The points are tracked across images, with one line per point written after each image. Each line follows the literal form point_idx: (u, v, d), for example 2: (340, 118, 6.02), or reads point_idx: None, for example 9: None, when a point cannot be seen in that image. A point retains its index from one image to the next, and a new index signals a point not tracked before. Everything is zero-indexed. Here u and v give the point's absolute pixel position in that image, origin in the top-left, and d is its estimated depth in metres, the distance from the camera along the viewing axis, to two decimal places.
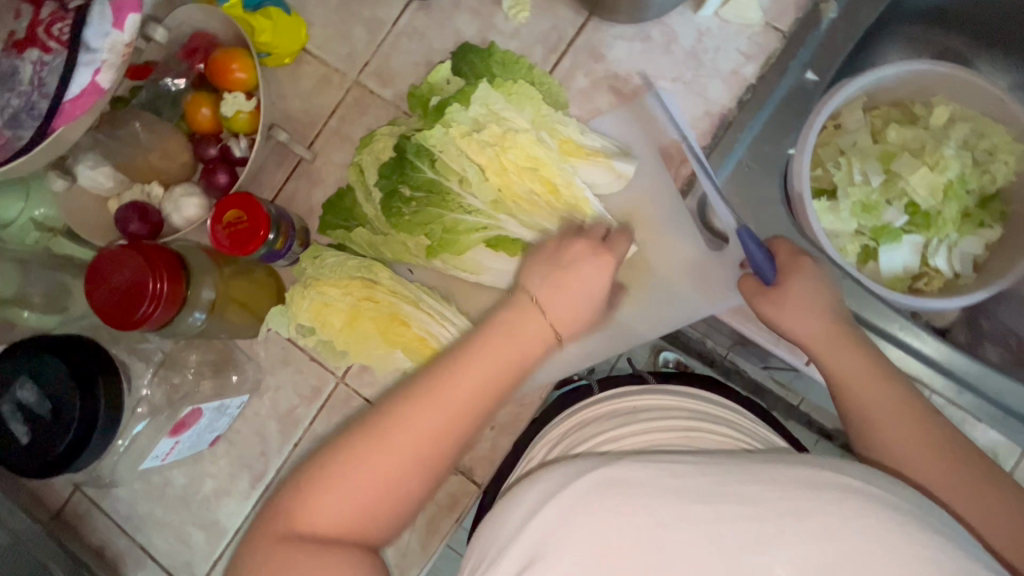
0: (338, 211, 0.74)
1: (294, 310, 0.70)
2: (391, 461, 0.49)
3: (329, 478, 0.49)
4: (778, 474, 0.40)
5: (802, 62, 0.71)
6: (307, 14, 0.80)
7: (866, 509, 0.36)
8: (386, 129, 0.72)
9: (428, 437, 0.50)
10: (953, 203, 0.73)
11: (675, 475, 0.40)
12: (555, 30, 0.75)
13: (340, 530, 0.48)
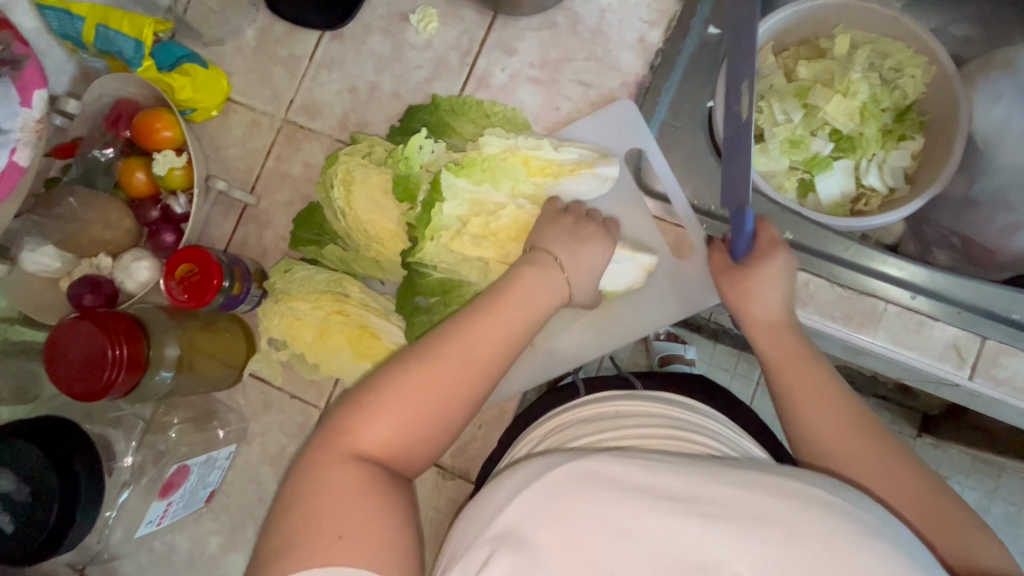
0: (310, 225, 0.75)
1: (267, 322, 0.74)
2: (431, 392, 0.53)
3: (383, 404, 0.52)
4: (748, 479, 0.40)
5: (702, 19, 0.74)
6: (225, 64, 0.82)
7: (828, 517, 0.36)
8: (350, 151, 0.73)
9: (462, 378, 0.54)
10: (871, 123, 0.77)
11: (649, 469, 0.40)
12: (465, 34, 0.77)
13: (388, 451, 0.52)
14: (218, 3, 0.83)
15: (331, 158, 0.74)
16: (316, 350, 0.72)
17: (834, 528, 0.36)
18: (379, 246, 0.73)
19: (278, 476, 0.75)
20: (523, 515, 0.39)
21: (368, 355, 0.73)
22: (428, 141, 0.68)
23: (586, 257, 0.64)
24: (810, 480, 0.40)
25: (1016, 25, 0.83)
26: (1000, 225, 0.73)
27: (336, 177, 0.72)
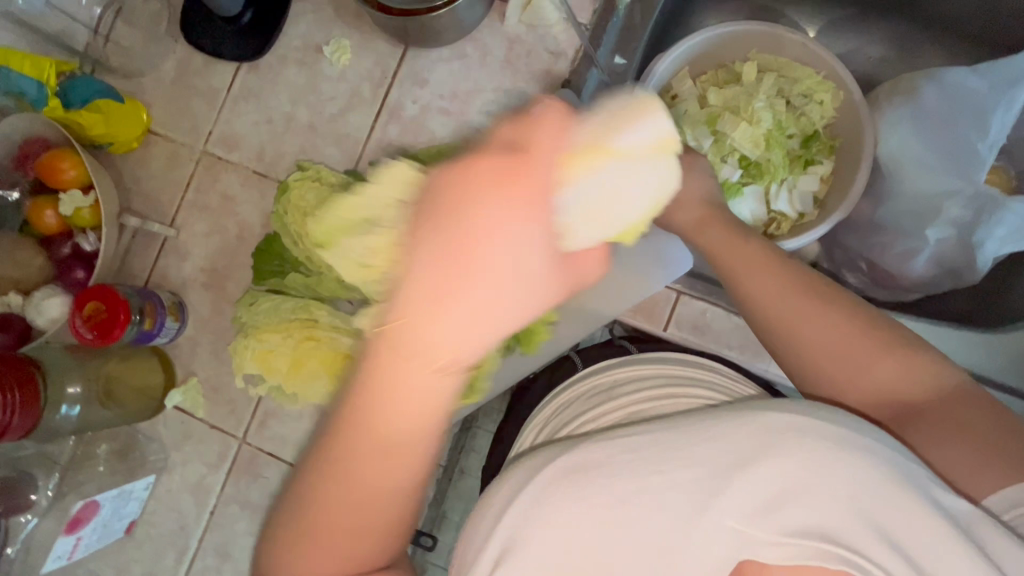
0: (270, 258, 0.75)
1: (240, 360, 0.70)
2: (364, 489, 0.36)
3: (298, 498, 0.37)
4: (724, 430, 0.42)
5: (608, 49, 0.75)
6: (144, 96, 0.82)
7: (815, 443, 0.39)
8: (298, 179, 0.70)
9: (409, 432, 0.35)
10: (777, 149, 0.78)
11: (630, 451, 0.43)
12: (378, 66, 0.78)
13: (331, 538, 0.40)
14: (137, 35, 0.83)
15: (284, 184, 0.73)
16: (293, 380, 0.69)
17: (817, 452, 0.39)
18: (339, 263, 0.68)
19: (198, 504, 0.76)
20: (521, 524, 0.42)
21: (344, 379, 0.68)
22: None
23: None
24: (784, 407, 0.42)
25: (929, 46, 0.84)
26: (897, 250, 0.72)
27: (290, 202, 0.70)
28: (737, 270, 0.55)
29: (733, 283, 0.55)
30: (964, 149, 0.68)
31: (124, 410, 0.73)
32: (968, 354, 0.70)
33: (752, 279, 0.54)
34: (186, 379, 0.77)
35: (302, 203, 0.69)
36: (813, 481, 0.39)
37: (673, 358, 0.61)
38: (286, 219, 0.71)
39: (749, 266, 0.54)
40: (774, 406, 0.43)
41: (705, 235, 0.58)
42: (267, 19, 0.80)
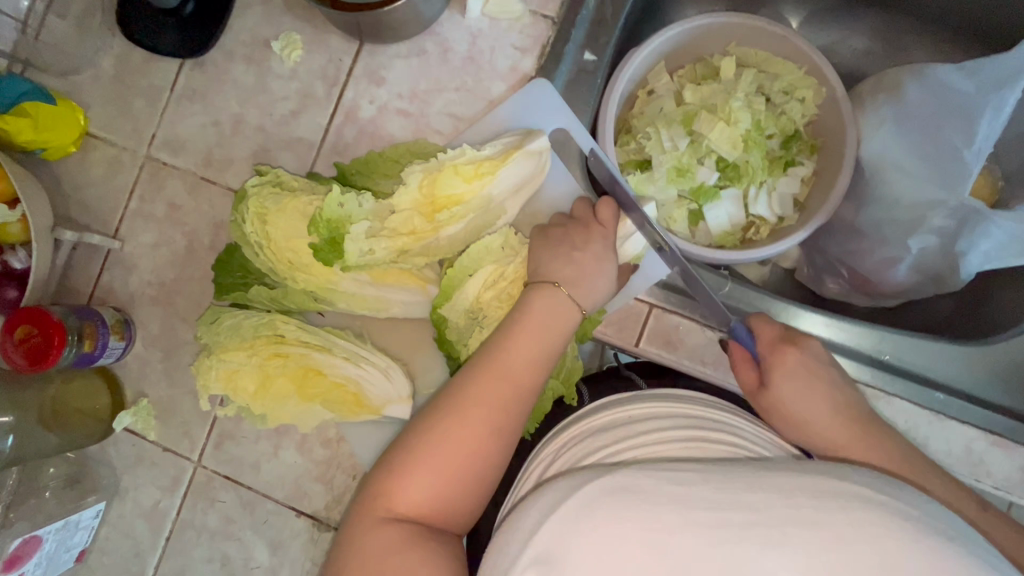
0: (230, 271, 0.69)
1: (204, 380, 0.65)
2: (453, 451, 0.51)
3: (424, 457, 0.51)
4: (786, 481, 0.37)
5: (577, 44, 0.70)
6: (80, 95, 0.76)
7: (891, 520, 0.33)
8: (257, 188, 0.66)
9: (502, 406, 0.53)
10: (755, 151, 0.74)
11: (677, 482, 0.38)
12: (331, 63, 0.73)
13: (428, 510, 0.50)
14: (69, 28, 0.77)
15: (242, 192, 0.67)
16: (261, 400, 0.66)
17: (888, 527, 0.33)
18: (307, 276, 0.66)
19: (154, 530, 0.73)
20: (555, 544, 0.37)
21: (316, 396, 0.67)
22: (348, 197, 0.61)
23: (586, 261, 0.61)
24: (848, 477, 0.38)
25: (915, 38, 0.80)
26: (876, 258, 0.69)
27: (248, 211, 0.65)
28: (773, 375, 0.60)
29: (786, 416, 0.59)
30: (947, 155, 0.64)
31: (70, 436, 0.70)
32: (944, 367, 0.66)
33: (784, 382, 0.59)
34: (137, 403, 0.72)
35: (263, 216, 0.65)
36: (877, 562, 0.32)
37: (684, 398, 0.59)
38: (245, 228, 0.66)
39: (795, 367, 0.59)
40: (836, 471, 0.38)
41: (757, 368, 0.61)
42: (210, 10, 0.74)
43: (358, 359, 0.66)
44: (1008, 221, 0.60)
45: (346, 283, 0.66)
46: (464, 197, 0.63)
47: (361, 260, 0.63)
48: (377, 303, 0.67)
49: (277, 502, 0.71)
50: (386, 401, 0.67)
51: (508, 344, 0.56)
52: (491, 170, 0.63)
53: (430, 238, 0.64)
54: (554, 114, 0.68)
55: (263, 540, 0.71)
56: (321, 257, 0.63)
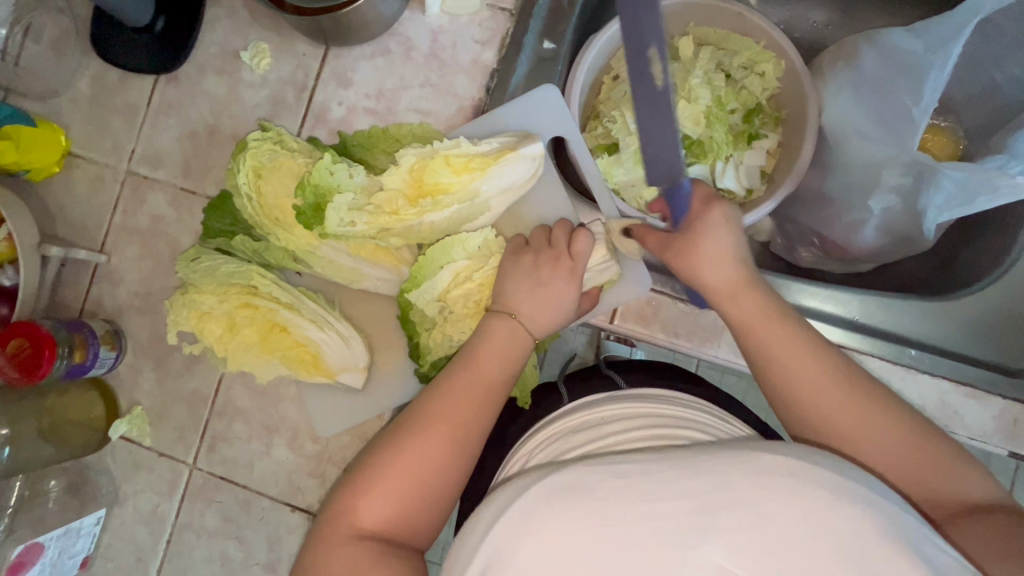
0: (223, 214, 0.71)
1: (175, 317, 0.68)
2: (418, 469, 0.53)
3: (390, 477, 0.52)
4: (721, 464, 0.40)
5: (535, 34, 0.72)
6: (62, 117, 0.78)
7: (812, 496, 0.36)
8: (259, 142, 0.67)
9: (465, 425, 0.55)
10: (719, 126, 0.75)
11: (624, 475, 0.40)
12: (299, 68, 0.75)
13: (391, 526, 0.52)
14: (46, 53, 0.79)
15: (242, 143, 0.68)
16: (225, 344, 0.68)
17: (806, 500, 0.36)
18: (287, 233, 0.67)
19: (154, 534, 0.74)
20: (504, 544, 0.39)
21: (276, 350, 0.69)
22: (340, 166, 0.64)
23: (552, 289, 0.62)
24: (782, 451, 0.40)
25: (872, 6, 0.81)
26: (844, 223, 0.70)
27: (244, 164, 0.66)
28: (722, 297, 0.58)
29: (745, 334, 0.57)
30: (897, 117, 0.66)
31: (67, 447, 0.72)
32: (909, 321, 0.67)
33: (744, 306, 0.57)
34: (133, 412, 0.75)
35: (255, 176, 0.66)
36: (797, 529, 0.36)
37: (658, 396, 0.61)
38: (239, 179, 0.67)
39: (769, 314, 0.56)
40: (770, 450, 0.41)
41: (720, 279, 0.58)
42: (180, 26, 0.76)
43: (322, 322, 0.69)
44: (958, 172, 0.61)
45: (325, 249, 0.68)
46: (450, 187, 0.65)
47: (340, 230, 0.65)
48: (352, 273, 0.69)
49: (272, 499, 0.72)
50: (342, 367, 0.70)
51: (469, 363, 0.58)
52: (481, 166, 0.65)
53: (412, 222, 0.66)
54: (555, 119, 0.70)
55: (260, 537, 0.72)
56: (302, 219, 0.65)
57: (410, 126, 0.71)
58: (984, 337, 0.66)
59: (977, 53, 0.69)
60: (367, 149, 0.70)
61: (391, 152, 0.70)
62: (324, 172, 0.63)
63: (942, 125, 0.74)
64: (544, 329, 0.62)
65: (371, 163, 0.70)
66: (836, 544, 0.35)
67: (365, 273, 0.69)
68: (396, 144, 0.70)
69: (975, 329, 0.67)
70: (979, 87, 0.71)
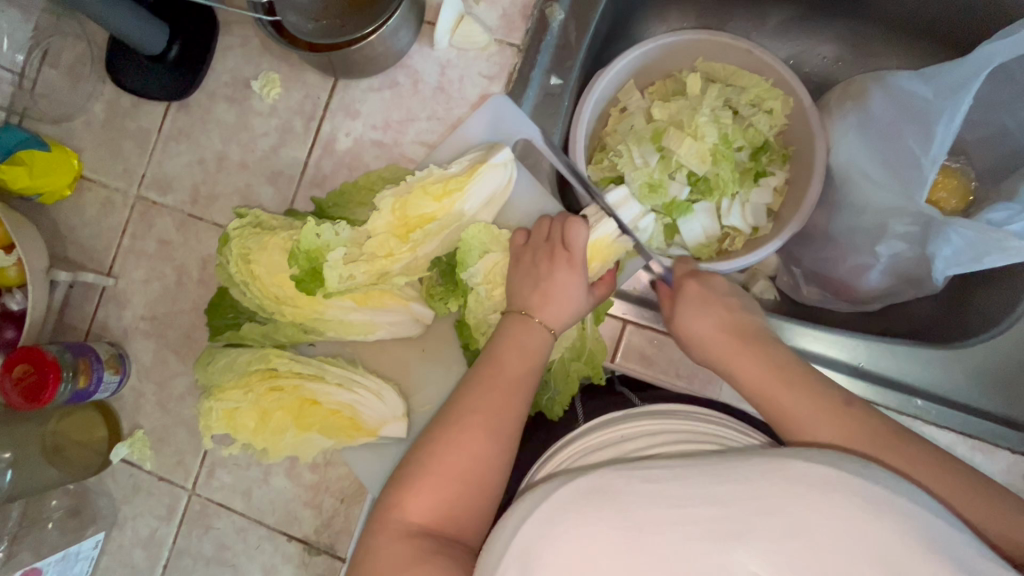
0: (222, 312, 0.72)
1: (205, 422, 0.67)
2: (460, 463, 0.51)
3: (431, 473, 0.50)
4: (750, 469, 0.39)
5: (543, 69, 0.72)
6: (75, 141, 0.80)
7: (849, 504, 0.37)
8: (237, 228, 0.68)
9: (500, 411, 0.53)
10: (725, 164, 0.75)
11: (649, 480, 0.40)
12: (308, 98, 0.76)
13: (439, 519, 0.49)
14: (62, 78, 0.80)
15: (224, 236, 0.70)
16: (261, 434, 0.67)
17: (847, 509, 0.36)
18: (294, 307, 0.68)
19: (152, 558, 0.74)
20: (530, 542, 0.40)
21: (313, 425, 0.68)
22: (323, 225, 0.63)
23: (557, 284, 0.60)
24: (810, 458, 0.40)
25: (882, 43, 0.81)
26: (849, 265, 0.70)
27: (232, 252, 0.67)
28: (726, 357, 0.57)
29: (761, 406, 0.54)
30: (903, 164, 0.63)
31: (69, 470, 0.72)
32: (920, 371, 0.66)
33: (744, 373, 0.56)
34: (133, 436, 0.75)
35: (241, 246, 0.67)
36: (835, 532, 0.36)
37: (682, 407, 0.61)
38: (229, 269, 0.68)
39: (738, 354, 0.56)
40: (799, 456, 0.40)
41: (716, 350, 0.58)
42: (193, 53, 0.77)
43: (351, 384, 0.68)
44: (966, 229, 0.58)
45: (333, 310, 0.68)
46: (435, 215, 0.65)
47: (341, 286, 0.65)
48: (364, 326, 0.69)
49: (268, 527, 0.72)
50: (382, 421, 0.68)
51: (495, 354, 0.57)
52: (459, 187, 0.65)
53: (409, 259, 0.66)
54: (509, 125, 0.70)
55: (256, 565, 0.72)
56: (302, 287, 0.65)
57: (372, 174, 0.71)
58: (997, 388, 0.65)
59: (988, 97, 0.68)
60: (337, 207, 0.70)
61: (364, 202, 0.70)
62: (312, 246, 0.64)
63: (954, 167, 0.73)
64: (564, 326, 0.61)
65: (343, 215, 0.69)
66: (883, 560, 0.35)
67: (376, 321, 0.69)
68: (369, 193, 0.70)
69: (988, 380, 0.65)
70: (989, 130, 0.70)
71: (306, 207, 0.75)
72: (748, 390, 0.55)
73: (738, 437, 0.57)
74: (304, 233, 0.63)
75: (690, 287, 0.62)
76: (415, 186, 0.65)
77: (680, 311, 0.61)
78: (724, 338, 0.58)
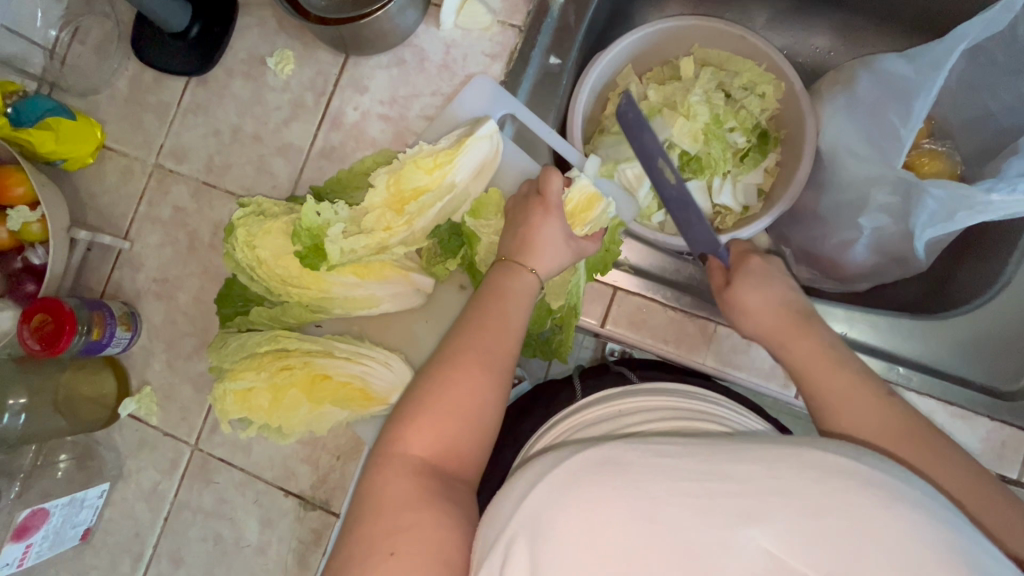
0: (233, 301, 0.74)
1: (222, 407, 0.68)
2: (457, 398, 0.52)
3: (430, 409, 0.51)
4: (766, 454, 0.40)
5: (543, 49, 0.76)
6: (99, 113, 0.84)
7: (862, 492, 0.36)
8: (243, 216, 0.70)
9: (496, 351, 0.55)
10: (716, 144, 0.78)
11: (663, 454, 0.42)
12: (320, 74, 0.80)
13: (439, 455, 0.50)
14: (90, 54, 0.85)
15: (229, 227, 0.72)
16: (275, 413, 0.68)
17: (863, 498, 0.36)
18: (301, 288, 0.70)
19: (153, 511, 0.77)
20: (542, 509, 0.41)
21: (325, 399, 0.69)
22: (322, 205, 0.65)
23: (542, 233, 0.62)
24: (828, 449, 0.40)
25: (873, 33, 0.84)
26: (836, 240, 0.72)
27: (237, 240, 0.69)
28: (778, 330, 0.57)
29: (802, 379, 0.54)
30: (885, 138, 0.66)
31: (78, 421, 0.75)
32: (906, 343, 0.67)
33: (798, 350, 0.55)
34: (141, 391, 0.78)
35: (244, 228, 0.69)
36: (848, 521, 0.35)
37: (684, 390, 0.64)
38: (237, 256, 0.70)
39: (796, 330, 0.56)
40: (817, 445, 0.41)
41: (771, 325, 0.58)
42: (213, 32, 0.81)
43: (358, 355, 0.69)
44: (940, 190, 0.59)
45: (338, 288, 0.69)
46: (428, 187, 0.68)
47: (343, 259, 0.67)
48: (369, 301, 0.71)
49: (266, 482, 0.75)
50: (391, 389, 0.70)
51: (491, 304, 0.58)
52: (448, 159, 0.68)
53: (408, 231, 0.69)
54: (497, 101, 0.73)
55: (253, 519, 0.75)
56: (306, 263, 0.66)
57: (366, 158, 0.74)
58: (980, 357, 0.66)
59: (972, 81, 0.70)
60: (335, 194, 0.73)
61: (362, 182, 0.73)
62: (312, 225, 0.66)
63: (940, 150, 0.75)
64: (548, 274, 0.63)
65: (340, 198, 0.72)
66: (888, 545, 0.34)
67: (381, 299, 0.71)
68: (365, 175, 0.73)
69: (971, 350, 0.67)
70: (974, 113, 0.72)
71: (315, 177, 0.79)
72: (795, 364, 0.56)
73: (730, 412, 0.62)
74: (305, 209, 0.65)
75: (753, 263, 0.60)
76: (405, 162, 0.68)
77: (738, 284, 0.60)
78: (784, 315, 0.57)
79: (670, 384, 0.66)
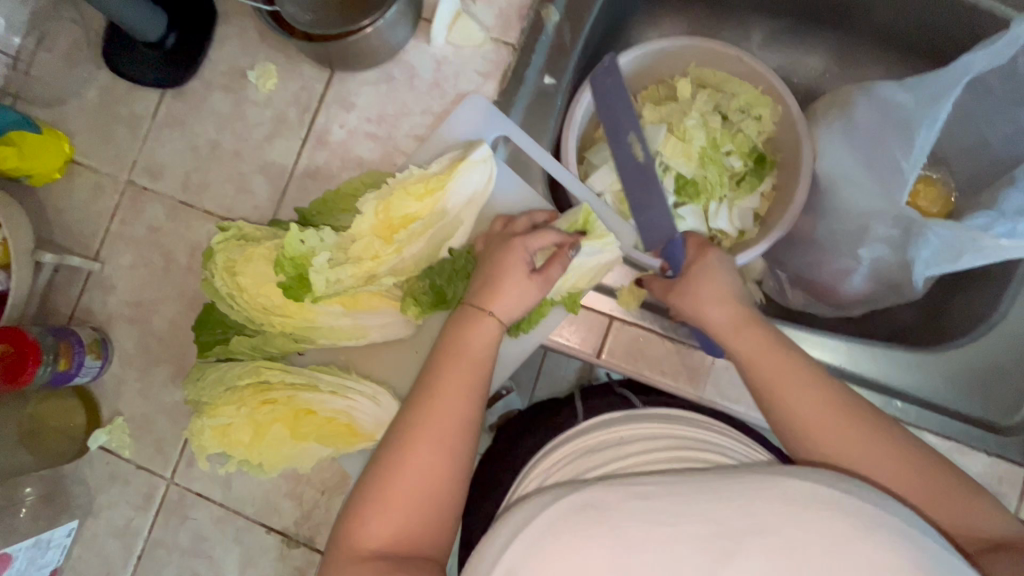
0: (211, 327, 0.69)
1: (199, 442, 0.65)
2: (407, 485, 0.51)
3: (377, 499, 0.51)
4: (748, 487, 0.39)
5: (537, 69, 0.73)
6: (67, 124, 0.79)
7: (836, 519, 0.37)
8: (223, 241, 0.67)
9: (443, 422, 0.54)
10: (712, 167, 0.77)
11: (641, 496, 0.40)
12: (304, 90, 0.76)
13: (395, 542, 0.50)
14: (57, 63, 0.80)
15: (208, 250, 0.68)
16: (257, 450, 0.65)
17: (843, 527, 0.36)
18: (283, 317, 0.66)
19: (126, 549, 0.73)
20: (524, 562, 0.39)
21: (310, 435, 0.66)
22: (309, 232, 0.63)
23: (504, 282, 0.59)
24: (807, 477, 0.40)
25: (867, 57, 0.83)
26: (833, 269, 0.71)
27: (217, 266, 0.65)
28: (778, 375, 0.55)
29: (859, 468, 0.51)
30: (883, 164, 0.64)
31: (45, 455, 0.71)
32: (906, 375, 0.67)
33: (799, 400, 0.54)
34: (112, 421, 0.74)
35: (220, 252, 0.66)
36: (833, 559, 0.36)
37: (672, 413, 0.61)
38: (215, 283, 0.66)
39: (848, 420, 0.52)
40: (796, 474, 0.41)
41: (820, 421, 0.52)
42: (191, 42, 0.77)
43: (345, 390, 0.66)
44: (944, 229, 0.59)
45: (322, 317, 0.66)
46: (419, 214, 0.65)
47: (330, 290, 0.64)
48: (357, 331, 0.68)
49: (247, 518, 0.71)
50: (378, 425, 0.66)
51: (441, 364, 0.57)
52: (440, 185, 0.65)
53: (392, 259, 0.66)
54: (491, 122, 0.71)
55: (233, 556, 0.71)
56: (290, 294, 0.63)
57: (354, 179, 0.71)
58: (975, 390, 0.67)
59: (968, 110, 0.70)
60: (318, 219, 0.69)
61: (349, 206, 0.69)
62: (297, 254, 0.63)
63: (935, 176, 0.76)
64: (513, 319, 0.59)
65: (325, 221, 0.69)
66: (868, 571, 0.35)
67: (370, 329, 0.68)
68: (352, 199, 0.70)
69: (967, 382, 0.68)
70: (969, 142, 0.72)
71: (298, 197, 0.76)
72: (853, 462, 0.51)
73: (727, 437, 0.59)
74: (289, 237, 0.62)
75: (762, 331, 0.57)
76: (392, 187, 0.66)
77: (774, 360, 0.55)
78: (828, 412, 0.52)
79: (665, 406, 0.63)
